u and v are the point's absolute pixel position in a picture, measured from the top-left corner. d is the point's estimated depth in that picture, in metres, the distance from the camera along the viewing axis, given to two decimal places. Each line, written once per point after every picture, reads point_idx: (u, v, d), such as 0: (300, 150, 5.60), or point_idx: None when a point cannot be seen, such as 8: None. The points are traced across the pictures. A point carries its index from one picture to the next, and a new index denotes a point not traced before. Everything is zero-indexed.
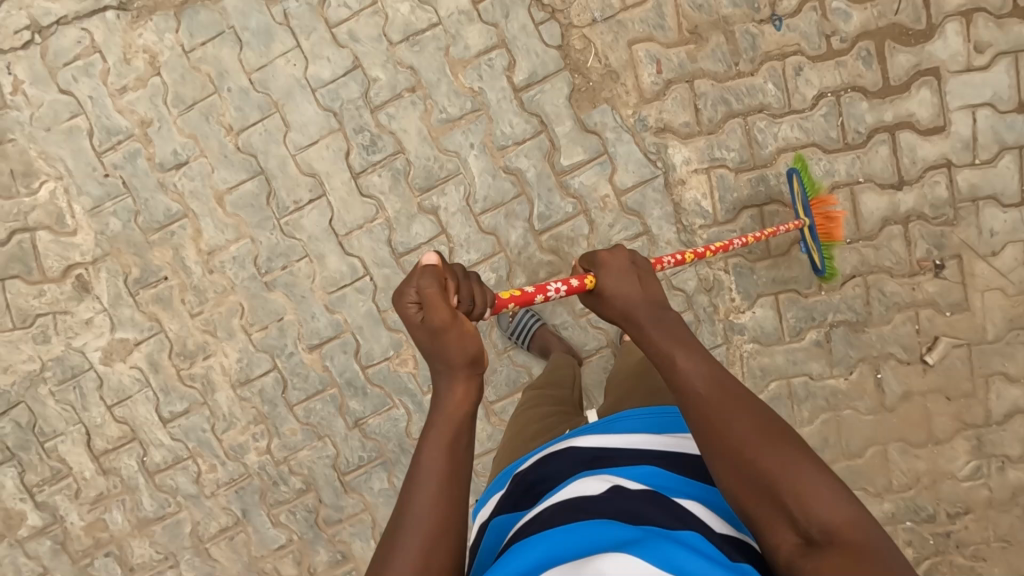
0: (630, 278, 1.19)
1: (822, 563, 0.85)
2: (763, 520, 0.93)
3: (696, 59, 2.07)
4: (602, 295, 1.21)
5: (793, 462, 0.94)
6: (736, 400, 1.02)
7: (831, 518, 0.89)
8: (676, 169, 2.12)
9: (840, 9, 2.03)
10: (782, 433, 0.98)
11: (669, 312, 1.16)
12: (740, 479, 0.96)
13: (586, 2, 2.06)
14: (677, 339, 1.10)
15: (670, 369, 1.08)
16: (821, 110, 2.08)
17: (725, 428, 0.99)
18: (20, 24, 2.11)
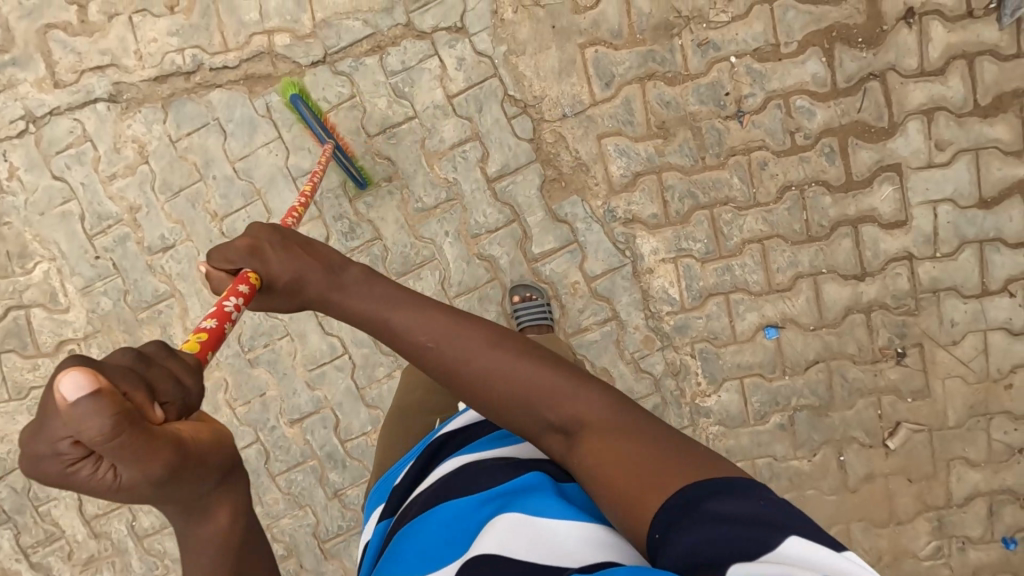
0: (289, 252, 1.17)
1: (586, 450, 1.02)
2: (537, 431, 1.08)
3: (664, 153, 2.13)
4: (275, 282, 1.16)
5: (553, 385, 1.07)
6: (458, 342, 1.11)
7: (583, 414, 1.04)
8: (644, 258, 2.18)
9: (804, 107, 2.09)
10: (507, 347, 1.11)
11: (343, 270, 1.18)
12: (515, 412, 1.08)
13: (556, 97, 2.12)
14: (378, 299, 1.16)
15: (400, 333, 1.14)
16: (785, 204, 2.13)
17: (465, 375, 1.11)
18: (16, 114, 2.20)
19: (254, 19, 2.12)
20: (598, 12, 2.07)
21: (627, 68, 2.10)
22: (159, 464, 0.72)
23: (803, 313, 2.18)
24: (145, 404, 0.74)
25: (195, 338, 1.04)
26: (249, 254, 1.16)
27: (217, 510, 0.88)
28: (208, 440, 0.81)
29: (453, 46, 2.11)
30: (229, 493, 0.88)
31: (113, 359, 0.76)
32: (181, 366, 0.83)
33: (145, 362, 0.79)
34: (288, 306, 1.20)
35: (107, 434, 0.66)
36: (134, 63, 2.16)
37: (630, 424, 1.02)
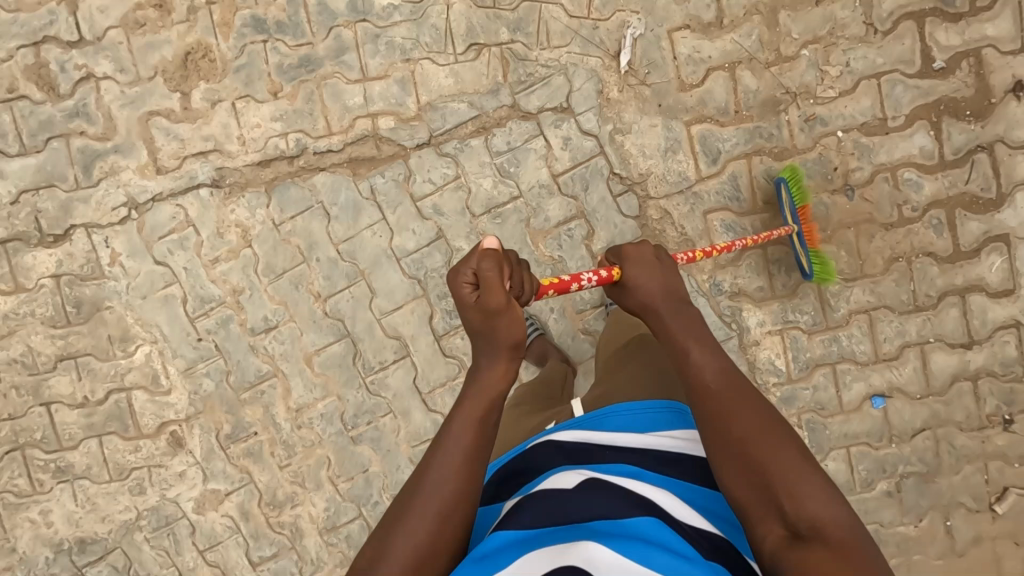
0: (654, 271, 1.23)
1: (802, 555, 0.88)
2: (757, 511, 0.97)
3: (770, 227, 2.14)
4: (626, 285, 1.24)
5: (796, 466, 0.99)
6: (744, 395, 1.07)
7: (819, 517, 0.94)
8: (750, 331, 2.19)
9: (912, 180, 2.09)
10: (788, 438, 1.02)
11: (689, 307, 1.21)
12: (739, 475, 1.00)
13: (662, 175, 2.12)
14: (694, 335, 1.16)
15: (694, 366, 1.12)
16: (892, 275, 2.14)
17: (733, 426, 1.04)
18: (118, 201, 2.20)
19: (358, 103, 2.12)
20: (704, 90, 2.08)
21: (733, 145, 2.10)
22: (490, 303, 1.13)
23: (910, 383, 2.19)
24: (487, 274, 1.14)
25: (502, 251, 1.21)
26: (620, 256, 1.27)
27: (497, 364, 1.16)
28: (498, 305, 1.13)
29: (559, 126, 2.11)
30: (510, 367, 1.16)
31: (484, 246, 1.18)
32: (505, 265, 1.17)
33: (502, 257, 1.19)
34: (623, 305, 1.28)
35: (488, 270, 1.14)
36: (237, 148, 2.16)
37: (863, 556, 0.89)
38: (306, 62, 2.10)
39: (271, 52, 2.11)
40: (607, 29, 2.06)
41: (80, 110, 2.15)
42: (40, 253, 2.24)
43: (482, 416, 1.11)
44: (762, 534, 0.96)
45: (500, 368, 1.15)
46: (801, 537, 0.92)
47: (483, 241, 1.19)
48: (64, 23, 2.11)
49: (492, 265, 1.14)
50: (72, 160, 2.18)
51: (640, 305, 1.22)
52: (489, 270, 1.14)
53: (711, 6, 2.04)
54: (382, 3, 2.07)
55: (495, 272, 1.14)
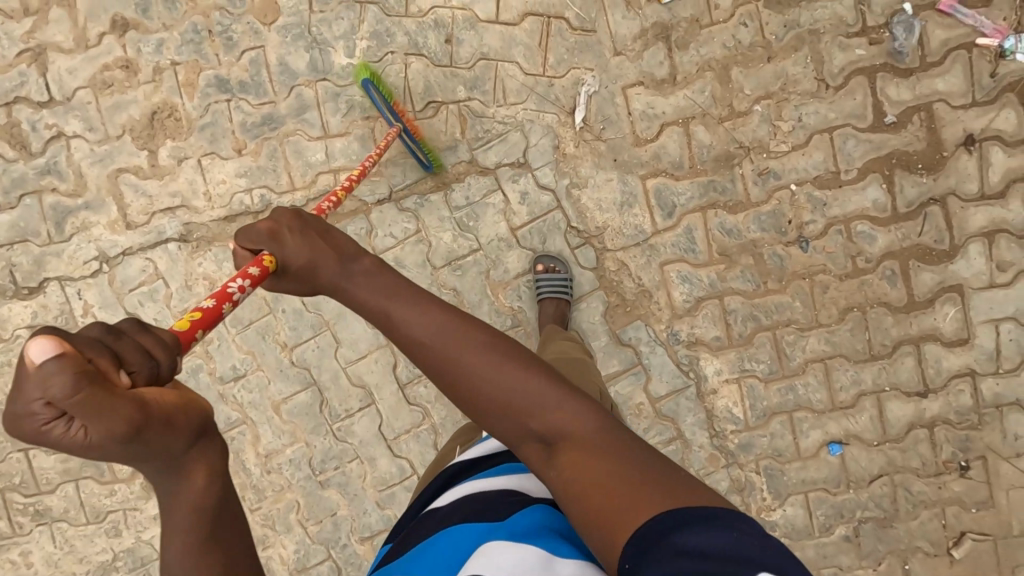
0: (308, 241, 1.22)
1: (562, 465, 0.99)
2: (519, 441, 1.05)
3: (726, 278, 2.17)
4: (286, 266, 1.21)
5: (528, 380, 1.06)
6: (462, 337, 1.11)
7: (557, 420, 1.02)
8: (708, 380, 2.22)
9: (865, 232, 2.11)
10: (518, 357, 1.10)
11: (353, 263, 1.20)
12: (493, 417, 1.06)
13: (618, 227, 2.16)
14: (384, 291, 1.16)
15: (399, 324, 1.13)
16: (846, 325, 2.16)
17: (461, 368, 1.09)
18: (89, 255, 2.26)
19: (320, 159, 2.16)
20: (658, 145, 2.11)
21: (688, 199, 2.13)
22: (121, 422, 0.78)
23: (866, 430, 2.21)
24: (107, 370, 0.81)
25: (191, 318, 1.09)
26: (269, 237, 1.21)
27: (190, 477, 0.95)
28: (171, 405, 0.88)
29: (517, 181, 2.15)
30: (205, 450, 0.96)
31: (86, 334, 0.84)
32: (155, 342, 0.89)
33: (116, 337, 0.85)
34: (298, 289, 1.24)
35: (66, 393, 0.74)
36: (203, 204, 2.21)
37: (617, 445, 0.99)
38: (269, 121, 2.15)
39: (235, 111, 2.15)
40: (562, 86, 2.10)
41: (52, 168, 2.21)
42: (15, 305, 2.30)
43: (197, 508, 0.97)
44: (529, 458, 1.05)
45: (196, 483, 0.96)
46: (551, 445, 1.02)
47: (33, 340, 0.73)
48: (34, 84, 2.17)
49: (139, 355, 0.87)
50: (45, 216, 2.24)
51: (307, 272, 1.20)
52: (118, 358, 0.84)
53: (664, 63, 2.07)
54: (341, 63, 2.11)
55: (101, 365, 0.81)
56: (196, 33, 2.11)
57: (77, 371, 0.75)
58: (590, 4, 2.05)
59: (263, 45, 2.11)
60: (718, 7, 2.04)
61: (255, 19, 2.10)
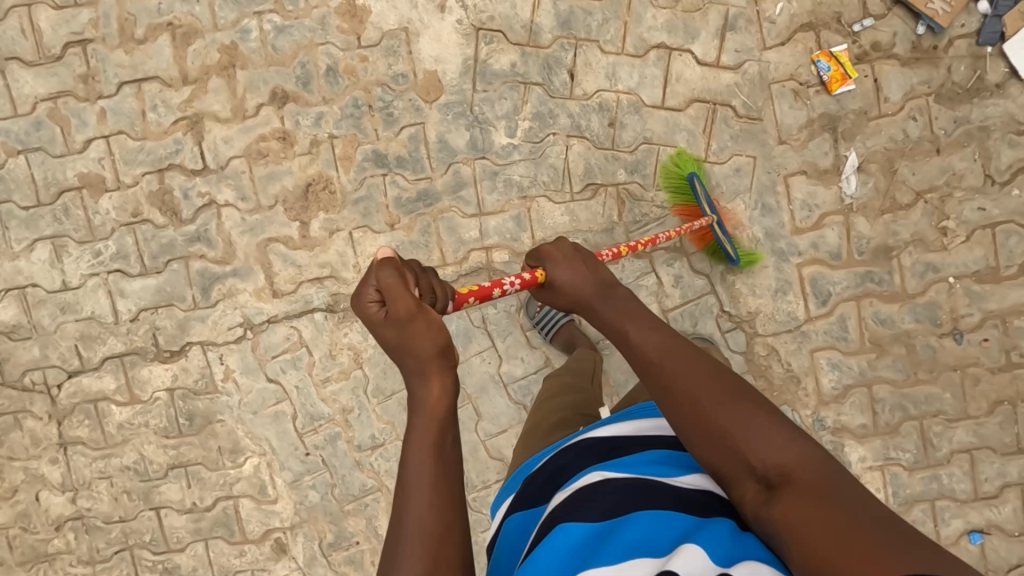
0: (576, 264, 1.15)
1: (778, 509, 0.85)
2: (729, 469, 0.93)
3: (876, 367, 2.17)
4: (551, 285, 1.16)
5: (748, 419, 0.93)
6: (718, 374, 0.99)
7: (780, 462, 0.89)
8: (851, 466, 2.22)
9: (1022, 327, 2.11)
10: (743, 392, 0.97)
11: (618, 291, 1.13)
12: (711, 446, 0.94)
13: (771, 313, 2.16)
14: (623, 312, 1.09)
15: (627, 343, 1.07)
16: (996, 418, 2.17)
17: (694, 402, 0.97)
18: (233, 320, 2.26)
19: (474, 236, 2.15)
20: (818, 234, 2.11)
21: (843, 288, 2.13)
22: (405, 303, 1.01)
23: (1009, 521, 2.21)
24: (410, 280, 1.05)
25: (471, 292, 1.23)
26: (540, 255, 1.19)
27: (429, 383, 1.04)
28: (422, 318, 1.02)
29: (671, 265, 2.14)
30: (447, 373, 1.05)
31: (380, 258, 1.05)
32: (439, 283, 1.12)
33: (427, 270, 1.13)
34: (557, 307, 1.20)
35: (386, 279, 1.02)
36: (352, 275, 2.21)
37: (848, 503, 0.82)
38: (425, 196, 2.14)
39: (391, 185, 2.15)
40: (725, 173, 2.09)
41: (201, 235, 2.21)
42: (156, 366, 2.30)
43: (438, 440, 1.02)
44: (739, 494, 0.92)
45: (436, 388, 1.04)
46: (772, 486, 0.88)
47: (378, 255, 1.06)
48: (190, 152, 2.16)
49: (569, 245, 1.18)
50: (191, 281, 2.24)
51: (551, 291, 1.17)
52: (412, 283, 1.04)
53: (829, 154, 2.06)
54: (501, 142, 2.10)
55: (396, 279, 1.02)
56: (357, 107, 2.11)
57: (392, 268, 1.02)
58: (759, 92, 2.04)
59: (424, 121, 2.10)
60: (887, 100, 2.03)
61: (417, 95, 2.09)
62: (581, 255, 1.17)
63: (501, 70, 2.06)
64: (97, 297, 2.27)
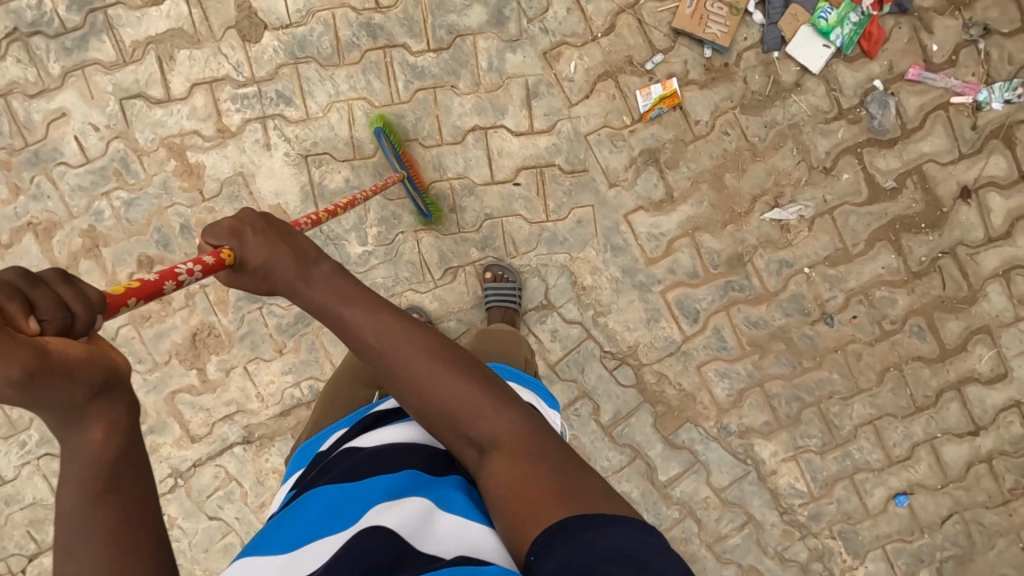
0: (272, 243, 1.08)
1: (497, 474, 0.94)
2: (457, 445, 1.00)
3: (762, 366, 2.25)
4: (246, 266, 1.07)
5: (462, 386, 1.00)
6: (438, 350, 1.04)
7: (497, 432, 0.97)
8: (766, 462, 2.31)
9: (885, 296, 2.19)
10: (470, 371, 1.03)
11: (320, 264, 1.10)
12: (435, 420, 1.01)
13: (650, 342, 2.25)
14: (335, 294, 1.07)
15: (349, 327, 1.06)
16: (887, 385, 2.25)
17: (413, 378, 1.02)
18: (163, 472, 2.38)
19: None
20: (670, 259, 2.20)
21: (709, 302, 2.22)
22: (16, 363, 0.71)
23: (928, 477, 2.29)
24: (26, 312, 0.76)
25: (126, 286, 0.99)
26: (229, 233, 1.07)
27: (89, 428, 0.84)
28: (77, 355, 0.80)
29: (544, 321, 2.24)
30: (111, 405, 0.86)
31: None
32: (75, 294, 0.82)
33: (33, 282, 0.78)
34: (252, 291, 1.10)
35: (5, 357, 0.71)
36: (258, 404, 2.32)
37: (543, 451, 0.94)
38: (302, 318, 2.27)
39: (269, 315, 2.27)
40: (569, 226, 2.19)
41: None
42: None
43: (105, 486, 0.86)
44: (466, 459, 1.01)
45: (98, 430, 0.85)
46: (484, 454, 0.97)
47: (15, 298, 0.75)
48: None
49: (254, 215, 1.10)
50: None
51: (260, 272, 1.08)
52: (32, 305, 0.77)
53: (659, 185, 2.16)
54: (356, 252, 2.21)
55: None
56: None
57: None
58: (578, 146, 2.14)
59: None
60: (698, 122, 2.12)
61: None
62: (255, 234, 1.08)
63: (338, 187, 2.18)
64: (35, 482, 2.40)
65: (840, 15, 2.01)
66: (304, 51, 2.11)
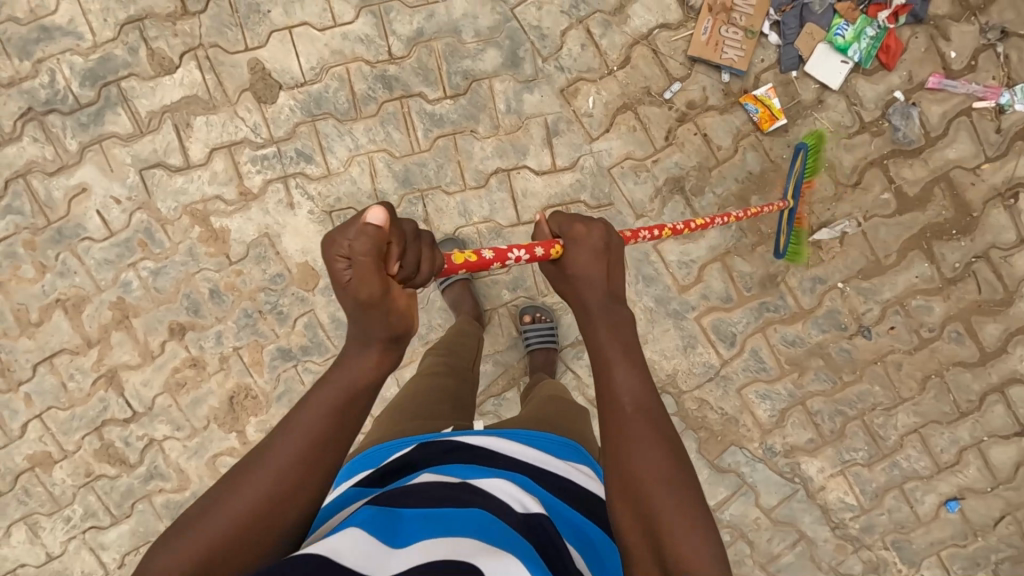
0: (600, 262, 1.09)
1: None
2: (638, 545, 0.90)
3: (803, 384, 2.24)
4: (567, 272, 1.11)
5: (679, 506, 0.89)
6: (659, 437, 0.96)
7: (690, 562, 0.85)
8: (814, 479, 2.30)
9: (921, 305, 2.18)
10: (692, 492, 0.92)
11: (624, 309, 1.09)
12: (630, 511, 0.92)
13: (688, 368, 2.24)
14: (620, 343, 1.03)
15: (611, 384, 1.01)
16: (929, 393, 2.23)
17: (634, 463, 0.94)
18: None
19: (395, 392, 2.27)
20: (703, 285, 2.19)
21: (744, 325, 2.21)
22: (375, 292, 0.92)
23: (977, 481, 2.27)
24: (392, 256, 0.95)
25: (465, 257, 1.19)
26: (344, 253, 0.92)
27: (370, 351, 0.99)
28: (364, 302, 0.92)
29: (581, 356, 2.23)
30: (390, 355, 1.01)
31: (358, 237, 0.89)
32: (362, 236, 0.90)
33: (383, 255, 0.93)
34: (558, 285, 1.16)
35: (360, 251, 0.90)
36: None
37: None
38: None
39: (304, 372, 2.26)
40: None
41: (154, 471, 2.33)
42: None
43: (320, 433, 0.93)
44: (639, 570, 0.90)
45: (373, 357, 0.99)
46: None
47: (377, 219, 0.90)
48: (116, 404, 2.29)
49: (369, 242, 0.89)
50: (159, 515, 2.35)
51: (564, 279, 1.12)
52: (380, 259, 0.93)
53: (686, 213, 2.14)
54: None
55: (371, 255, 0.90)
56: (248, 316, 2.22)
57: (372, 240, 0.89)
58: (602, 180, 2.13)
59: (313, 308, 2.21)
60: (721, 147, 2.11)
61: (298, 287, 2.20)
62: (360, 263, 0.90)
63: None
64: (82, 557, 2.38)
65: (857, 31, 2.01)
66: (321, 108, 2.10)
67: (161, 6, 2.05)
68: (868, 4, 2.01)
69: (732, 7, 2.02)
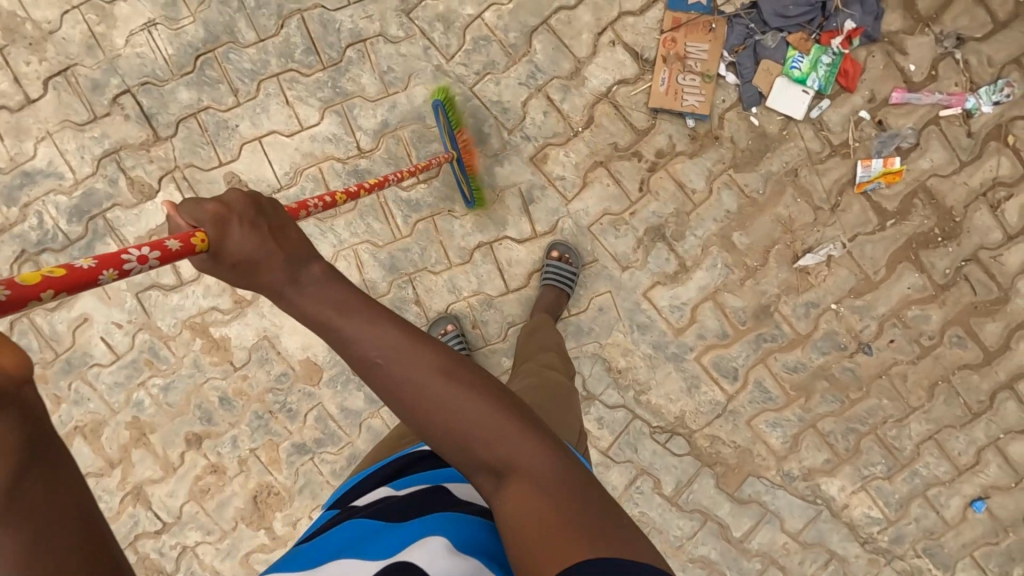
0: (258, 232, 0.96)
1: (511, 500, 0.89)
2: (469, 468, 0.96)
3: (812, 407, 2.25)
4: (229, 258, 0.95)
5: (483, 415, 0.95)
6: (413, 356, 0.96)
7: (512, 457, 0.92)
8: (836, 498, 2.30)
9: (918, 314, 2.18)
10: (488, 390, 0.97)
11: (314, 266, 0.99)
12: (443, 440, 0.96)
13: (695, 407, 2.26)
14: (331, 305, 0.97)
15: (347, 340, 0.96)
16: (939, 399, 2.23)
17: (418, 397, 0.96)
18: None
19: None
20: (698, 325, 2.21)
21: (744, 359, 2.23)
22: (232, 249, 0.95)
23: (1000, 478, 2.26)
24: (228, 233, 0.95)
25: (46, 273, 0.85)
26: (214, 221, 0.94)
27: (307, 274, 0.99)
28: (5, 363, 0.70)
29: (588, 411, 2.26)
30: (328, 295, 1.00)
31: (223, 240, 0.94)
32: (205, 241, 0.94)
33: None
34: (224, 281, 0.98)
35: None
36: None
37: (570, 487, 0.89)
38: (354, 459, 2.29)
39: (322, 463, 2.30)
40: (592, 316, 2.21)
41: None
42: None
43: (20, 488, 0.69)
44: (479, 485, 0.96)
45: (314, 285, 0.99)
46: (501, 476, 0.92)
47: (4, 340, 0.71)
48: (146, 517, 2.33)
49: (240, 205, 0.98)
50: None
51: (244, 272, 0.95)
52: None
53: (671, 258, 2.17)
54: None
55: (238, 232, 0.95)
56: (260, 417, 2.27)
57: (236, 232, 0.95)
58: (584, 238, 2.16)
59: (321, 401, 2.26)
60: (695, 190, 2.13)
61: (304, 383, 2.25)
62: (233, 227, 0.95)
63: None
64: None
65: (812, 61, 2.03)
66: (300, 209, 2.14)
67: (133, 136, 2.10)
68: (820, 33, 2.03)
69: (685, 55, 2.05)
